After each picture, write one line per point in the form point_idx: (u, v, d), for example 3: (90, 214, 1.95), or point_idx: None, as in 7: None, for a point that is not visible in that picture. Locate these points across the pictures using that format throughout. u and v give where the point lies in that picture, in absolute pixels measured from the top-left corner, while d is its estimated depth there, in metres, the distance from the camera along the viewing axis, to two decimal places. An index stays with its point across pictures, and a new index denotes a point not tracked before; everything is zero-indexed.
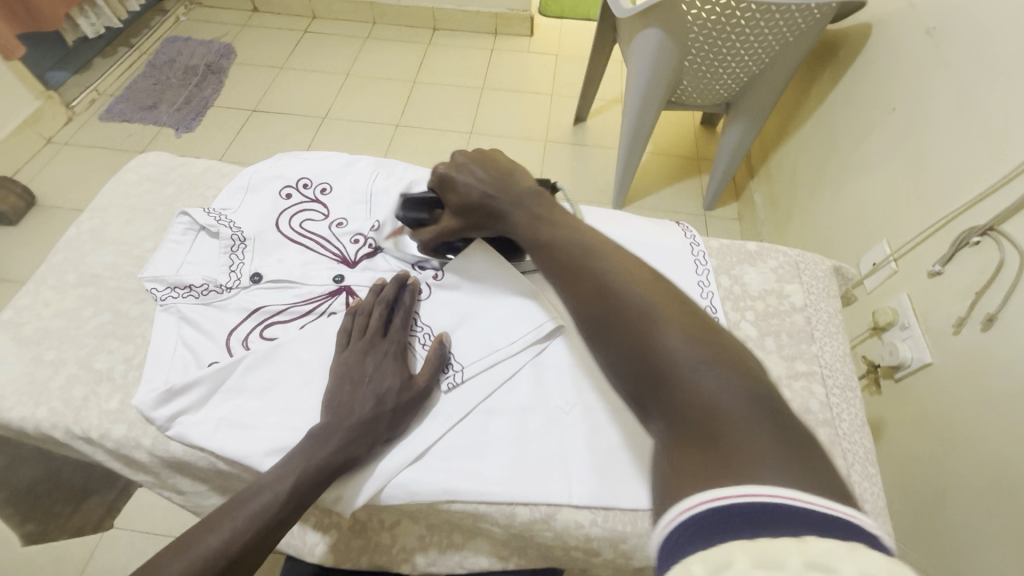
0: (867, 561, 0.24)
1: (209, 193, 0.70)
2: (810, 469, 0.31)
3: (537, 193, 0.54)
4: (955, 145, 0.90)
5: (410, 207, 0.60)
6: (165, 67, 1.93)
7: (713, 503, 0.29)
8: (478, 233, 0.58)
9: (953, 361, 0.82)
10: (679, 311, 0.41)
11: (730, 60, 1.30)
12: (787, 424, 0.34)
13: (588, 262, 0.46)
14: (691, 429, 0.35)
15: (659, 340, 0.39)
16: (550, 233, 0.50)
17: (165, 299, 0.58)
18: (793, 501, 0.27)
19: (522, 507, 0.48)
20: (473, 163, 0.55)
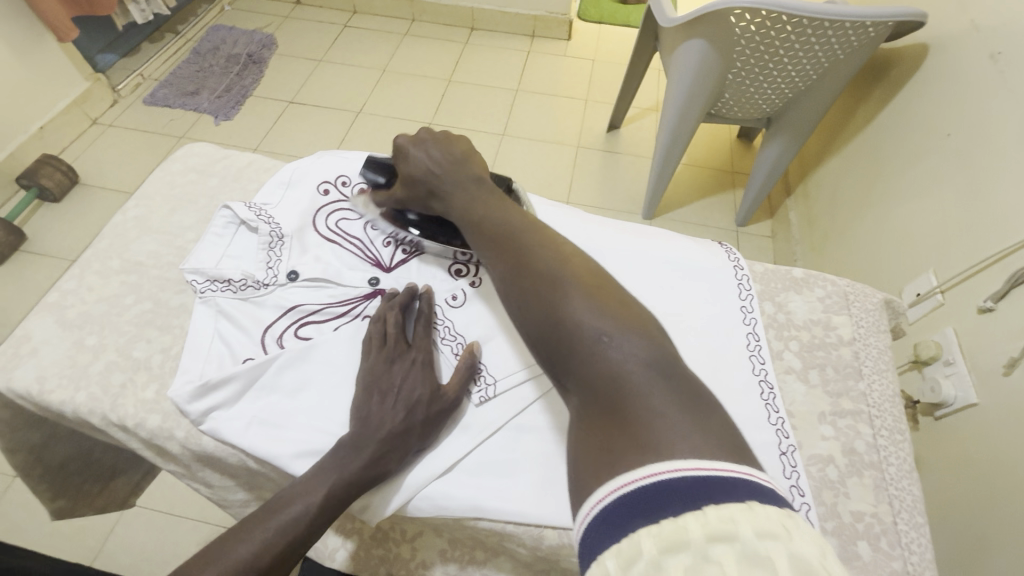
0: (760, 518, 0.27)
1: (251, 186, 0.70)
2: (705, 425, 0.33)
3: (479, 179, 0.54)
4: (1015, 175, 0.85)
5: (371, 167, 0.63)
6: (208, 55, 1.97)
7: (623, 489, 0.30)
8: (420, 210, 0.59)
9: (1002, 404, 0.78)
10: (587, 283, 0.42)
11: (776, 74, 1.26)
12: (680, 384, 0.36)
13: (512, 240, 0.48)
14: (600, 399, 0.37)
15: (569, 315, 0.40)
16: (487, 213, 0.51)
17: (204, 291, 0.58)
18: (695, 471, 0.29)
19: (551, 530, 0.47)
20: (427, 140, 0.57)
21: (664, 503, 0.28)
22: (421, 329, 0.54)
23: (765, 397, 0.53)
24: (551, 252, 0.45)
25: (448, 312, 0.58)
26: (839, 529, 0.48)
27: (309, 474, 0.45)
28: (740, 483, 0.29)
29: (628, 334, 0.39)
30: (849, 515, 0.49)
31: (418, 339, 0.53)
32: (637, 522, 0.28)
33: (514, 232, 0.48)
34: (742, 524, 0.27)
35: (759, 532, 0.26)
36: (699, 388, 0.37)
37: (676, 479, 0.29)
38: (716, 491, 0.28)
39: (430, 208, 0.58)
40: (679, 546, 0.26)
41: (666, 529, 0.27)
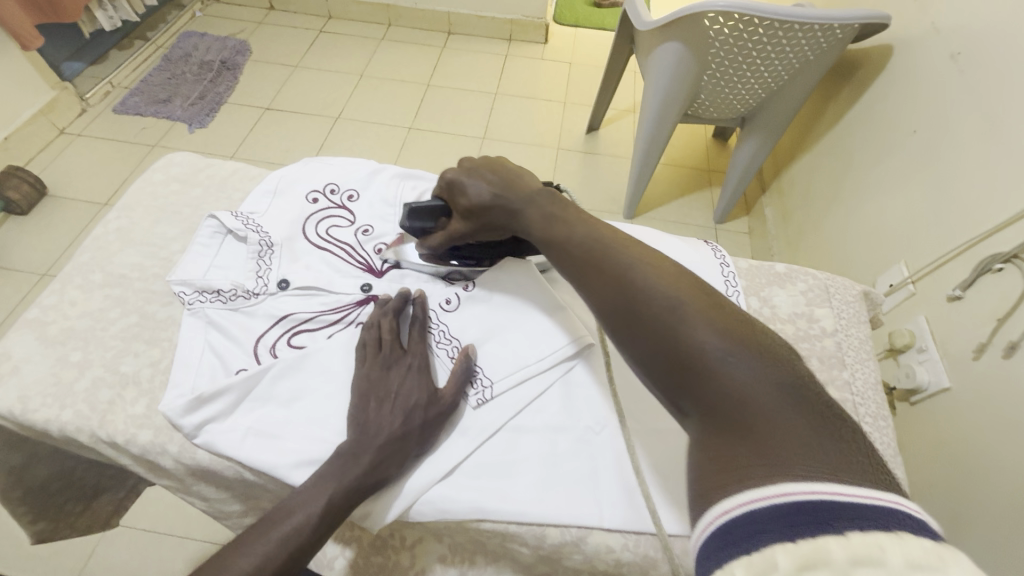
0: (912, 550, 0.25)
1: (236, 195, 0.69)
2: (848, 455, 0.31)
3: (549, 194, 0.53)
4: (979, 169, 0.89)
5: (414, 217, 0.58)
6: (180, 62, 1.93)
7: (750, 504, 0.30)
8: (486, 237, 0.57)
9: (974, 388, 0.81)
10: (694, 296, 0.40)
11: (750, 74, 1.30)
12: (815, 408, 0.34)
13: (598, 254, 0.46)
14: (725, 420, 0.35)
15: (684, 332, 0.38)
16: (574, 225, 0.49)
17: (192, 302, 0.57)
18: (832, 495, 0.28)
19: (552, 528, 0.47)
20: (479, 167, 0.56)
21: (797, 524, 0.28)
22: (416, 333, 0.55)
23: None
24: (651, 265, 0.43)
25: (441, 316, 0.58)
26: None
27: (310, 484, 0.44)
28: (880, 510, 0.27)
29: (753, 351, 0.36)
30: None
31: (413, 343, 0.53)
32: (768, 537, 0.27)
33: (599, 246, 0.46)
34: (891, 552, 0.25)
35: (910, 562, 0.24)
36: (841, 413, 0.34)
37: (809, 502, 0.28)
38: (847, 513, 0.27)
39: (497, 233, 0.56)
40: (818, 565, 0.25)
41: (803, 548, 0.26)
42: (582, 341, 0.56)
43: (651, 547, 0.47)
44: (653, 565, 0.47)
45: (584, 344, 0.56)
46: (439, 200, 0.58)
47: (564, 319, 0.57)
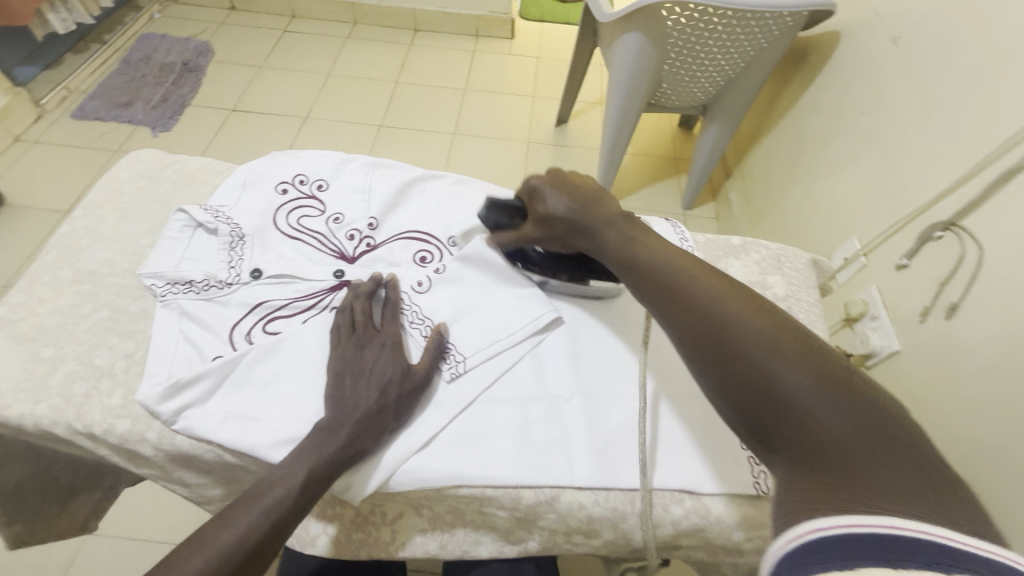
0: None
1: (205, 190, 0.70)
2: (951, 507, 0.31)
3: (626, 219, 0.54)
4: (918, 145, 0.95)
5: (493, 209, 0.61)
6: (140, 65, 1.89)
7: (852, 529, 0.29)
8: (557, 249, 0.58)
9: (921, 348, 0.87)
10: (773, 328, 0.40)
11: (708, 62, 1.35)
12: (914, 457, 0.33)
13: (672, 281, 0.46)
14: (821, 458, 0.34)
15: (776, 369, 0.37)
16: (644, 253, 0.50)
17: (165, 294, 0.58)
18: (945, 539, 0.28)
19: (526, 490, 0.50)
20: (564, 181, 0.56)
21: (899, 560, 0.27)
22: (389, 314, 0.56)
23: None
24: (730, 294, 0.43)
25: (414, 298, 0.60)
26: None
27: (289, 458, 0.46)
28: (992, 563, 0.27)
29: (842, 387, 0.36)
30: None
31: (387, 324, 0.55)
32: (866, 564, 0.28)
33: (672, 274, 0.47)
34: None
35: None
36: (943, 469, 0.34)
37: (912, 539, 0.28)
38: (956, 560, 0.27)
39: (565, 246, 0.57)
40: None
41: None
42: (549, 314, 0.58)
43: (620, 502, 0.50)
44: (623, 518, 0.50)
45: (552, 317, 0.59)
46: (519, 199, 0.60)
47: (533, 295, 0.60)
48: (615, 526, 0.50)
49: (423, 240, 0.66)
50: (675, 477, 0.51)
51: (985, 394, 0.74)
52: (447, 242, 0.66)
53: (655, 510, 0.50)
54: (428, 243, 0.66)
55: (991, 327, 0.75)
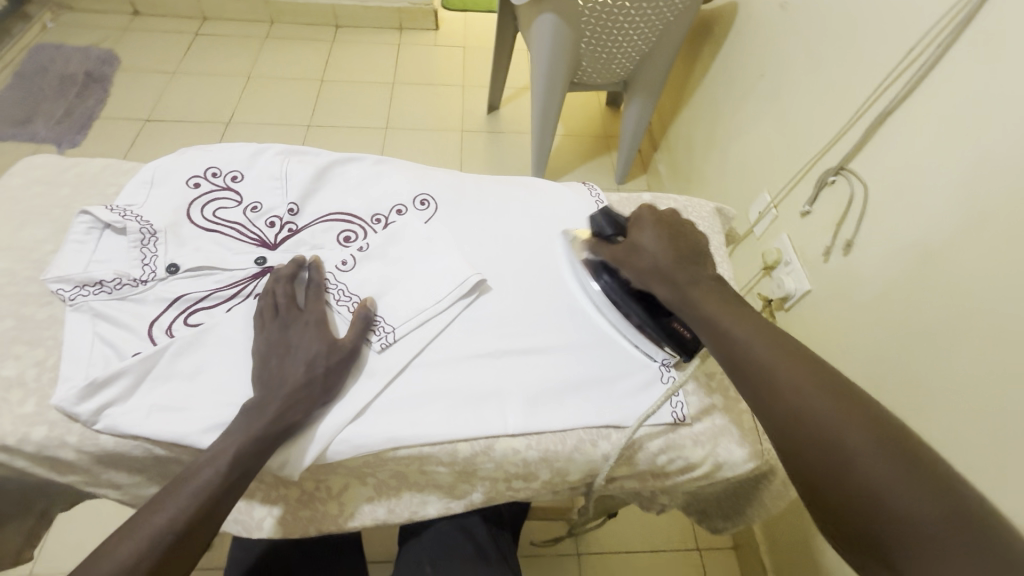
0: None
1: (110, 191, 0.67)
2: None
3: (718, 282, 0.51)
4: (809, 101, 1.04)
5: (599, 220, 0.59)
6: (37, 78, 1.76)
7: None
8: (634, 284, 0.56)
9: (827, 285, 0.96)
10: (827, 388, 0.41)
11: (621, 39, 1.40)
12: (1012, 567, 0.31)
13: (729, 335, 0.46)
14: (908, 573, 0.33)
15: (854, 466, 0.37)
16: (705, 299, 0.49)
17: (74, 297, 0.56)
18: None
19: (462, 443, 0.52)
20: (672, 225, 0.55)
21: None
22: (312, 294, 0.57)
23: None
24: (790, 352, 0.43)
25: (338, 276, 0.61)
26: (698, 389, 0.59)
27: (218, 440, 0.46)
28: None
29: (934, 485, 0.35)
30: (703, 378, 0.60)
31: (311, 304, 0.56)
32: None
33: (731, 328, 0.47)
34: None
35: None
36: None
37: None
38: None
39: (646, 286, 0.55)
40: None
41: None
42: (473, 278, 0.61)
43: (551, 442, 0.53)
44: (556, 457, 0.53)
45: (477, 281, 0.61)
46: (626, 222, 0.59)
47: (456, 263, 0.62)
48: (550, 466, 0.54)
49: (346, 221, 0.66)
50: (601, 414, 0.55)
51: (882, 317, 0.82)
52: (370, 221, 0.67)
53: (585, 446, 0.54)
54: (351, 223, 0.66)
55: (881, 258, 0.84)
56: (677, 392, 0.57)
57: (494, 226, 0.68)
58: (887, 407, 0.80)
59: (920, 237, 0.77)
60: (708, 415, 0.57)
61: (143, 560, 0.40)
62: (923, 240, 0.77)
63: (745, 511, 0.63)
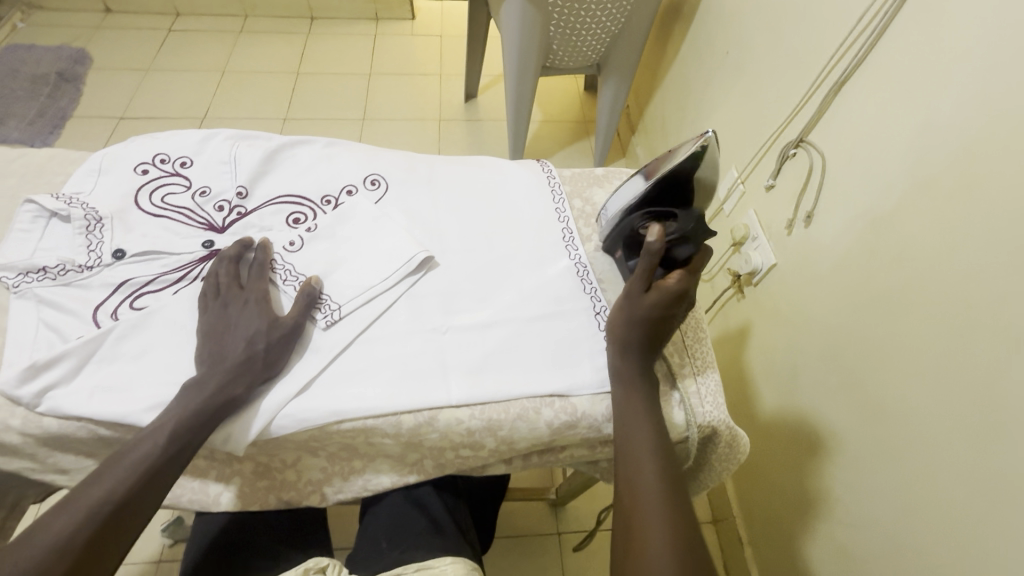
0: None
1: (58, 180, 0.67)
2: None
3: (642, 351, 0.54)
4: (770, 75, 1.04)
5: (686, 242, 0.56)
6: (9, 79, 1.75)
7: None
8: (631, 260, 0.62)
9: (790, 257, 0.96)
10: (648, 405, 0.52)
11: (590, 20, 1.40)
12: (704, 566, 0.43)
13: (625, 413, 0.51)
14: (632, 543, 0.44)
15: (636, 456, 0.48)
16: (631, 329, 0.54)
17: (18, 284, 0.56)
18: None
19: (406, 415, 0.53)
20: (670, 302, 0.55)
21: None
22: (254, 274, 0.58)
23: (580, 274, 0.64)
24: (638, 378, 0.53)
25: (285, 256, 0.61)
26: None
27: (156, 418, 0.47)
28: None
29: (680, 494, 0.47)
30: None
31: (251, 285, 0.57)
32: None
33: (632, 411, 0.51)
34: None
35: None
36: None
37: None
38: None
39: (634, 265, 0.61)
40: None
41: None
42: (420, 255, 0.61)
43: (496, 411, 0.54)
44: (500, 426, 0.54)
45: (425, 258, 0.62)
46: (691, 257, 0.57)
47: (404, 241, 0.62)
48: (495, 435, 0.54)
49: (296, 203, 0.66)
50: (545, 382, 0.55)
51: (841, 284, 0.83)
52: (320, 202, 0.67)
53: (529, 414, 0.54)
54: (301, 205, 0.66)
55: (838, 227, 0.84)
56: None
57: (445, 205, 0.69)
58: (848, 375, 0.81)
59: (872, 204, 0.78)
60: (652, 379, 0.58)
61: (79, 533, 0.41)
62: (873, 208, 0.78)
63: (698, 480, 0.63)
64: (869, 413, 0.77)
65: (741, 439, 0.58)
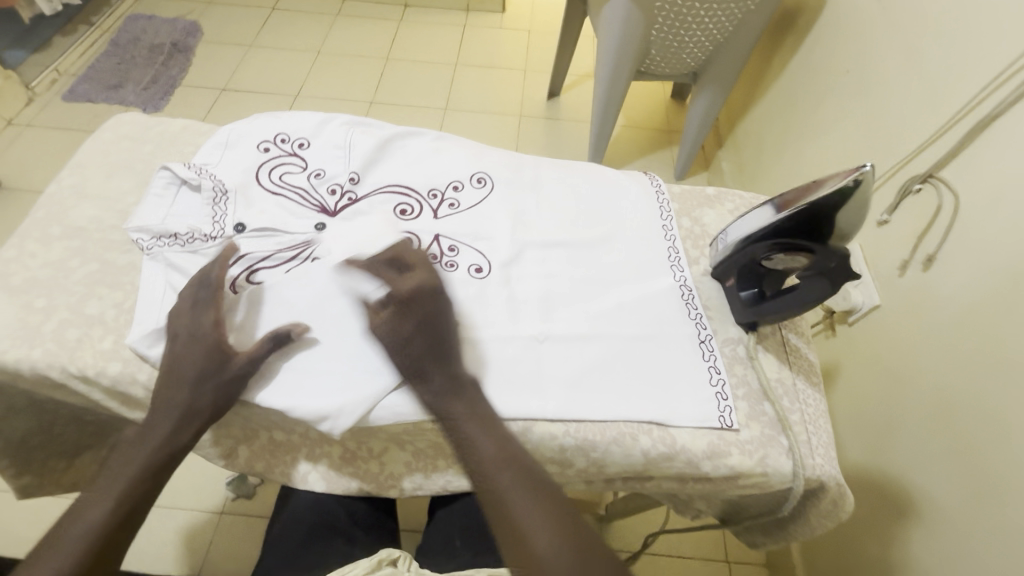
0: None
1: (189, 150, 0.71)
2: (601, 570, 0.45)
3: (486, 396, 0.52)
4: (898, 101, 0.96)
5: (820, 277, 0.51)
6: (129, 46, 1.88)
7: None
8: (744, 287, 0.58)
9: (900, 300, 0.86)
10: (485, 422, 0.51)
11: (695, 27, 1.34)
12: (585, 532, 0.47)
13: (470, 434, 0.50)
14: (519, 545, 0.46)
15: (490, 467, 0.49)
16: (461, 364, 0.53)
17: (151, 247, 0.60)
18: None
19: (501, 422, 0.52)
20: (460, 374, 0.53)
21: None
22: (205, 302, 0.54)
23: (685, 298, 0.61)
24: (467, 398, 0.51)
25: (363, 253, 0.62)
26: (749, 395, 0.56)
27: (141, 430, 0.51)
28: None
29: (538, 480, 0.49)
30: (756, 381, 0.57)
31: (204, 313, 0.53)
32: None
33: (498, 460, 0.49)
34: None
35: None
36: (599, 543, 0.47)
37: None
38: None
39: (748, 293, 0.58)
40: None
41: None
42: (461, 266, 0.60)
43: (591, 432, 0.52)
44: (593, 447, 0.53)
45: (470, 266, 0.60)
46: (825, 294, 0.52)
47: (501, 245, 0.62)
48: (586, 456, 0.53)
49: (404, 194, 0.67)
50: (644, 409, 0.53)
51: (959, 339, 0.75)
52: (427, 195, 0.67)
53: (625, 440, 0.52)
54: (408, 196, 0.67)
55: (961, 276, 0.76)
56: (726, 395, 0.55)
57: (548, 210, 0.68)
58: (956, 440, 0.73)
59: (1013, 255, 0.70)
60: (757, 422, 0.54)
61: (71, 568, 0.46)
62: (1013, 261, 0.69)
63: (787, 529, 0.61)
64: (978, 485, 0.69)
65: (847, 498, 0.54)
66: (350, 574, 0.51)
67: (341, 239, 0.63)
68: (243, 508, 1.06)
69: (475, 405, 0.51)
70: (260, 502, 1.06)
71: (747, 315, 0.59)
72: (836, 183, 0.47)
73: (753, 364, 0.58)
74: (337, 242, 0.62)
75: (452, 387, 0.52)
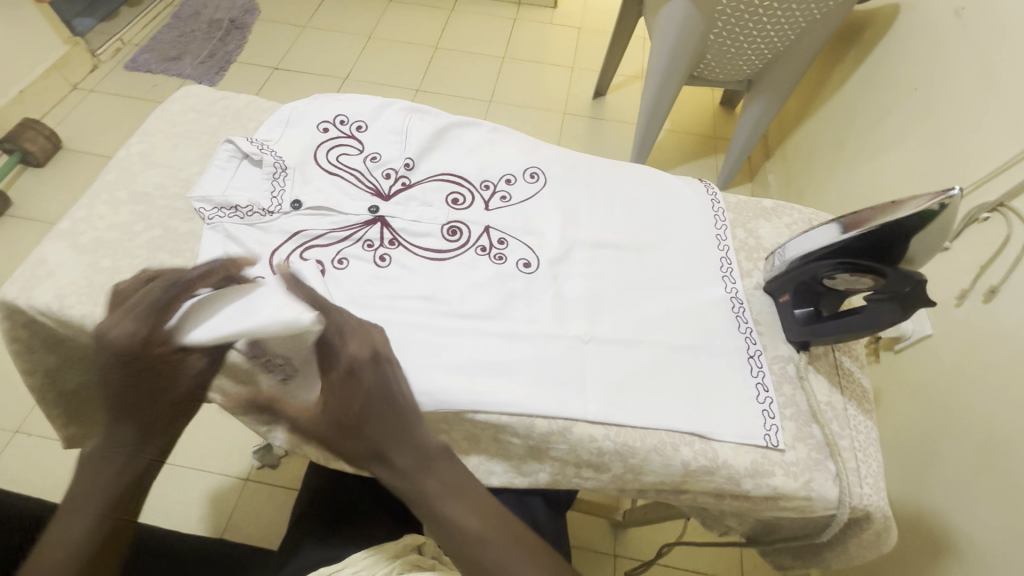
0: None
1: (251, 126, 0.73)
2: None
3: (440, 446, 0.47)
4: (972, 123, 0.91)
5: (888, 301, 0.49)
6: (190, 20, 1.93)
7: None
8: (800, 305, 0.57)
9: (954, 332, 0.82)
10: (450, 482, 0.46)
11: (756, 33, 1.30)
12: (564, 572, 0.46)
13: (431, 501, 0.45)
14: None
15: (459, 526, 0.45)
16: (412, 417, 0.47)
17: (212, 217, 0.62)
18: None
19: (540, 419, 0.52)
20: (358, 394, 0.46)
21: None
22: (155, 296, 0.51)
23: (735, 311, 0.60)
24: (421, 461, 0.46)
25: (408, 242, 0.62)
26: (797, 415, 0.55)
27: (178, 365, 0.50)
28: None
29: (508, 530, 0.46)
30: (805, 403, 0.55)
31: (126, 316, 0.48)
32: None
33: (479, 537, 0.45)
34: None
35: None
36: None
37: None
38: None
39: (803, 312, 0.57)
40: None
41: None
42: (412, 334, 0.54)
43: (631, 437, 0.52)
44: (632, 453, 0.52)
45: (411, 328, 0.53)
46: (892, 320, 0.50)
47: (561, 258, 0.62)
48: (624, 461, 0.52)
49: (456, 183, 0.67)
50: (686, 419, 0.52)
51: (1017, 377, 0.70)
52: (479, 186, 0.67)
53: (665, 449, 0.51)
54: (460, 186, 0.67)
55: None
56: (773, 414, 0.54)
57: (599, 211, 0.67)
58: (1004, 483, 0.69)
59: None
60: (803, 444, 0.53)
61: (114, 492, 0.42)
62: None
63: (820, 554, 0.59)
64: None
65: (892, 532, 0.52)
66: (376, 555, 0.52)
67: (392, 223, 0.63)
68: (268, 477, 1.08)
69: (446, 476, 0.46)
70: (285, 473, 1.09)
71: (801, 334, 0.57)
72: (914, 205, 0.45)
73: (803, 384, 0.56)
74: (389, 226, 0.63)
75: (422, 460, 0.46)
